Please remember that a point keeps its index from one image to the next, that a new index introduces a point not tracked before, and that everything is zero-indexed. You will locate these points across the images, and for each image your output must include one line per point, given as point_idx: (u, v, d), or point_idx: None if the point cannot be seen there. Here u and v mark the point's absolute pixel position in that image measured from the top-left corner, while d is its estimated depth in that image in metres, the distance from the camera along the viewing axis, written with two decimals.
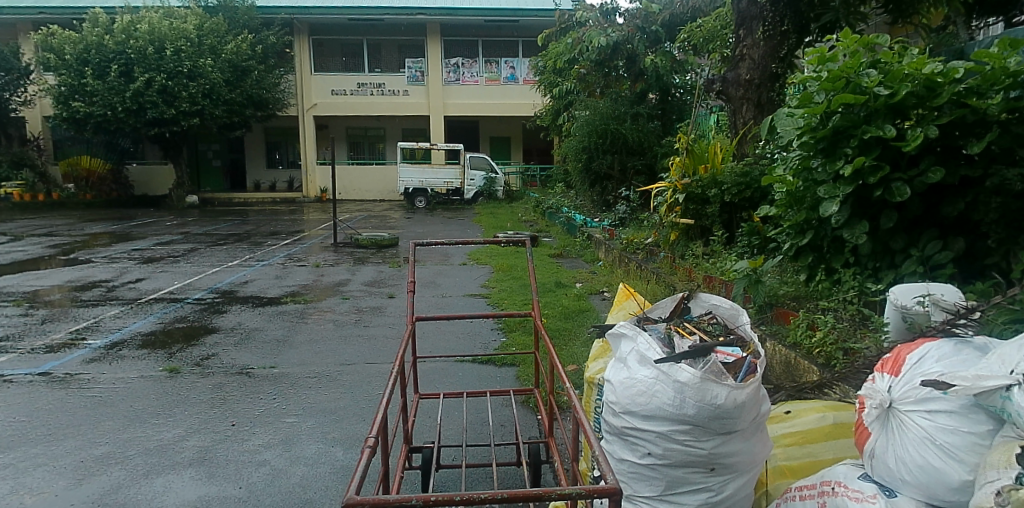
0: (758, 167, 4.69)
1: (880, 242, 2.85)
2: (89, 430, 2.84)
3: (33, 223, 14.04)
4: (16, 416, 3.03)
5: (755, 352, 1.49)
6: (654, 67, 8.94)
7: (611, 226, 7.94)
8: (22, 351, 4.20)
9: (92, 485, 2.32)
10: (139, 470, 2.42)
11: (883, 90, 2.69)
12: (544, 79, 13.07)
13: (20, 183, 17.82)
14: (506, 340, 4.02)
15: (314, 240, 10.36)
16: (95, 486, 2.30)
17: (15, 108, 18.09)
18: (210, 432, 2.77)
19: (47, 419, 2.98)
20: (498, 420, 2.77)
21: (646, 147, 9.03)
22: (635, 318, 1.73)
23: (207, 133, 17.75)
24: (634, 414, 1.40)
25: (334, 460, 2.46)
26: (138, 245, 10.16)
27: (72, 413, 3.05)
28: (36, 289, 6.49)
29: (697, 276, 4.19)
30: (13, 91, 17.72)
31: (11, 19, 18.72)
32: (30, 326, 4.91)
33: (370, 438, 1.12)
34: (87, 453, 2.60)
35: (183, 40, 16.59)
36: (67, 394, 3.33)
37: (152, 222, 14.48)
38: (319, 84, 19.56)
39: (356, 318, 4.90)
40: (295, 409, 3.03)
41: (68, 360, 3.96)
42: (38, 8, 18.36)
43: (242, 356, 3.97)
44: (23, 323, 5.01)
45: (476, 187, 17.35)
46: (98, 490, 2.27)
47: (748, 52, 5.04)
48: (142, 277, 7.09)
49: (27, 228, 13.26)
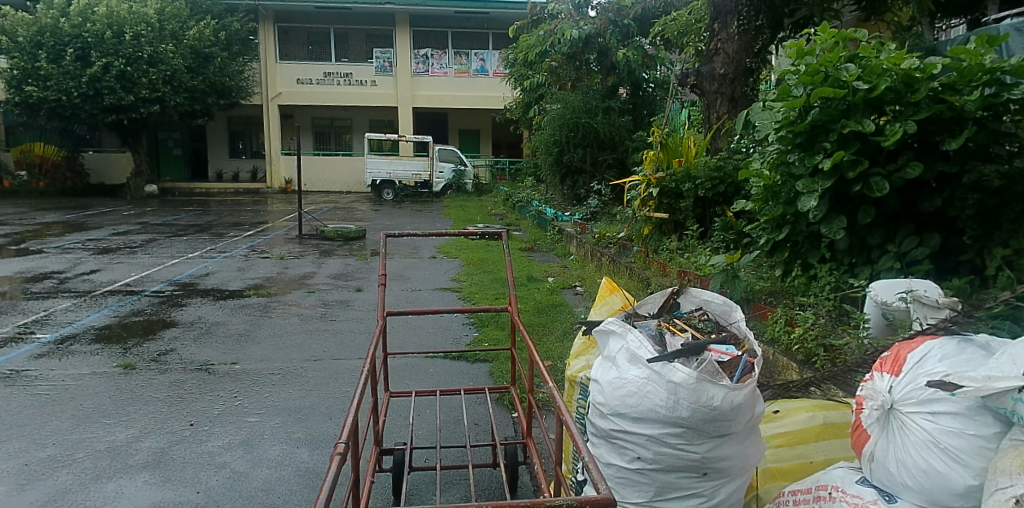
0: (732, 161, 4.71)
1: (857, 237, 2.85)
2: (33, 430, 2.58)
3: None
4: None
5: (750, 350, 1.42)
6: (626, 62, 8.83)
7: (583, 220, 7.86)
8: None
9: (35, 491, 2.09)
10: (89, 474, 2.20)
11: (862, 84, 2.66)
12: (515, 71, 12.92)
13: None
14: (478, 335, 3.91)
15: (279, 232, 10.03)
16: (40, 491, 2.08)
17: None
18: (166, 433, 2.54)
19: None
20: (472, 420, 2.64)
21: (616, 141, 9.01)
22: (621, 314, 1.65)
23: (168, 121, 17.01)
24: (624, 416, 1.31)
25: (300, 462, 2.29)
26: (91, 235, 9.64)
27: (18, 412, 2.79)
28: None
29: (672, 272, 4.15)
30: None
31: None
32: None
33: (340, 444, 1.00)
34: (31, 456, 2.35)
35: (143, 25, 15.89)
36: (10, 392, 3.04)
37: (108, 211, 13.82)
38: (285, 72, 18.87)
39: (321, 312, 4.70)
40: (258, 408, 2.84)
41: (14, 355, 3.66)
42: None
43: (202, 351, 3.74)
44: None
45: (444, 180, 17.11)
46: (43, 495, 2.05)
47: (722, 47, 5.03)
48: (96, 268, 6.69)
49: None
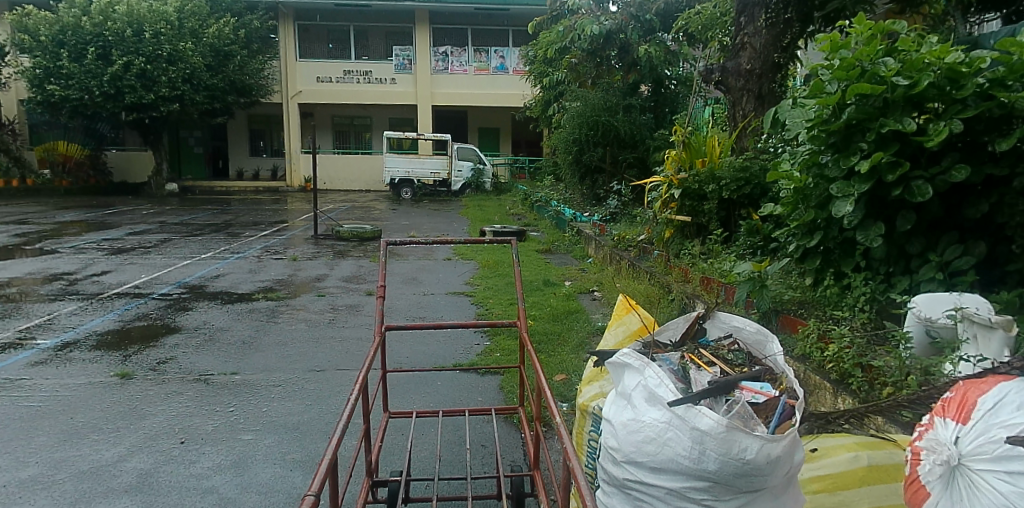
0: (759, 162, 4.47)
1: (895, 245, 2.62)
2: (17, 448, 2.50)
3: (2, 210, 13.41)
4: None
5: (789, 391, 1.27)
6: (647, 58, 8.56)
7: (602, 222, 7.66)
8: None
9: None
10: (66, 499, 2.09)
11: (902, 80, 2.42)
12: (534, 69, 12.73)
13: None
14: (490, 344, 3.76)
15: (295, 232, 10.03)
16: None
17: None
18: (154, 452, 2.44)
19: None
20: (477, 441, 2.49)
21: (637, 140, 8.80)
22: (644, 342, 1.58)
23: (188, 119, 17.18)
24: (641, 465, 1.15)
25: (290, 488, 2.17)
26: (110, 234, 9.73)
27: (8, 425, 2.72)
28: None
29: (695, 278, 3.94)
30: None
31: None
32: None
33: (309, 494, 0.86)
34: (11, 476, 2.26)
35: (163, 23, 16.08)
36: (3, 403, 2.99)
37: (129, 210, 14.02)
38: (305, 71, 18.92)
39: (330, 317, 4.60)
40: (252, 424, 2.73)
41: (12, 362, 3.61)
42: None
43: (202, 360, 3.65)
44: None
45: (463, 179, 16.97)
46: None
47: (749, 41, 4.80)
48: (108, 269, 6.69)
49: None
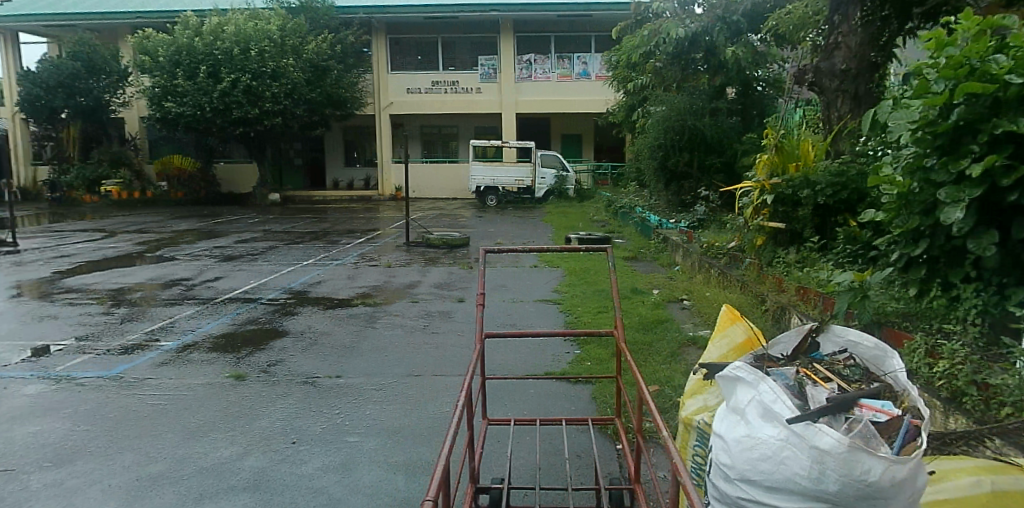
0: (856, 166, 4.28)
1: (1010, 253, 2.43)
2: (147, 444, 2.88)
3: (127, 220, 15.10)
4: (82, 423, 3.13)
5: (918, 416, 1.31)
6: (736, 60, 8.37)
7: (689, 228, 7.49)
8: (101, 352, 4.43)
9: None
10: (193, 493, 2.40)
11: (1016, 77, 2.27)
12: (616, 74, 12.66)
13: (118, 181, 19.42)
14: (580, 353, 3.85)
15: (387, 239, 10.61)
16: None
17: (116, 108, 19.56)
18: (269, 452, 2.75)
19: (111, 429, 3.05)
20: (573, 451, 2.60)
21: (726, 144, 8.63)
22: (758, 355, 1.68)
23: (289, 132, 18.54)
24: (756, 483, 1.22)
25: (394, 491, 2.36)
26: (220, 243, 10.75)
27: (136, 422, 3.14)
28: (121, 286, 6.90)
29: (791, 288, 3.78)
30: (114, 93, 19.19)
31: (111, 24, 19.96)
32: (111, 326, 5.19)
33: (428, 498, 0.96)
34: (142, 471, 2.60)
35: (267, 41, 17.41)
36: (133, 401, 3.45)
37: (237, 219, 15.35)
38: (395, 82, 19.98)
39: (424, 323, 4.89)
40: (357, 427, 2.99)
41: (139, 363, 4.15)
42: (134, 13, 19.39)
43: (307, 363, 4.02)
44: (105, 322, 5.32)
45: (546, 186, 17.14)
46: None
47: (845, 39, 4.79)
48: (220, 275, 7.43)
49: (119, 224, 14.24)
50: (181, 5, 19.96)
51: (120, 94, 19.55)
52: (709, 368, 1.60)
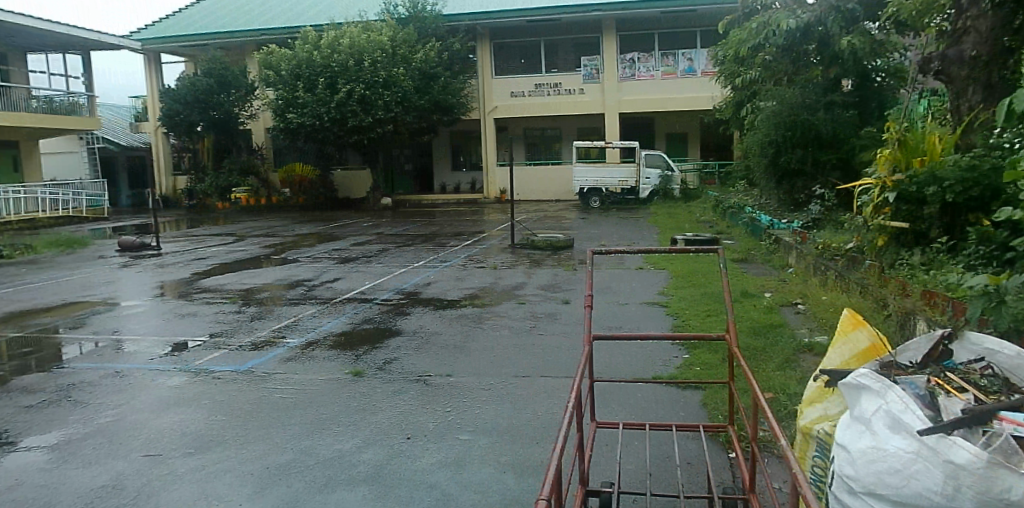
0: (992, 159, 3.93)
1: None
2: (275, 434, 3.31)
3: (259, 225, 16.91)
4: (219, 413, 3.65)
5: None
6: (852, 50, 7.78)
7: (803, 229, 7.11)
8: (237, 347, 5.12)
9: (273, 494, 2.63)
10: (319, 481, 2.74)
11: None
12: (724, 68, 12.15)
13: (246, 189, 21.95)
14: (689, 357, 3.90)
15: (493, 242, 11.07)
16: (274, 497, 2.60)
17: (244, 121, 22.29)
18: (386, 447, 3.08)
19: (244, 419, 3.55)
20: (684, 458, 2.70)
21: (841, 140, 8.07)
22: (884, 361, 1.74)
23: (400, 138, 19.74)
24: (883, 497, 1.29)
25: (503, 490, 2.56)
26: (338, 245, 11.77)
27: (265, 412, 3.64)
28: (253, 288, 7.82)
29: (917, 292, 3.53)
30: (242, 107, 21.83)
31: (240, 42, 22.22)
32: (244, 324, 5.94)
33: (542, 495, 1.01)
34: (272, 459, 2.99)
35: (379, 51, 18.66)
36: (264, 393, 3.99)
37: (352, 223, 16.62)
38: (500, 86, 20.59)
39: (531, 325, 5.14)
40: (468, 426, 3.28)
41: (268, 358, 4.75)
42: (261, 31, 21.64)
43: (419, 362, 4.41)
44: (238, 320, 6.08)
45: (651, 186, 17.03)
46: (277, 500, 2.57)
47: (975, 24, 4.62)
48: (339, 277, 8.20)
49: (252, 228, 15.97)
50: (300, 22, 21.98)
51: (247, 107, 22.21)
52: (830, 376, 1.71)
